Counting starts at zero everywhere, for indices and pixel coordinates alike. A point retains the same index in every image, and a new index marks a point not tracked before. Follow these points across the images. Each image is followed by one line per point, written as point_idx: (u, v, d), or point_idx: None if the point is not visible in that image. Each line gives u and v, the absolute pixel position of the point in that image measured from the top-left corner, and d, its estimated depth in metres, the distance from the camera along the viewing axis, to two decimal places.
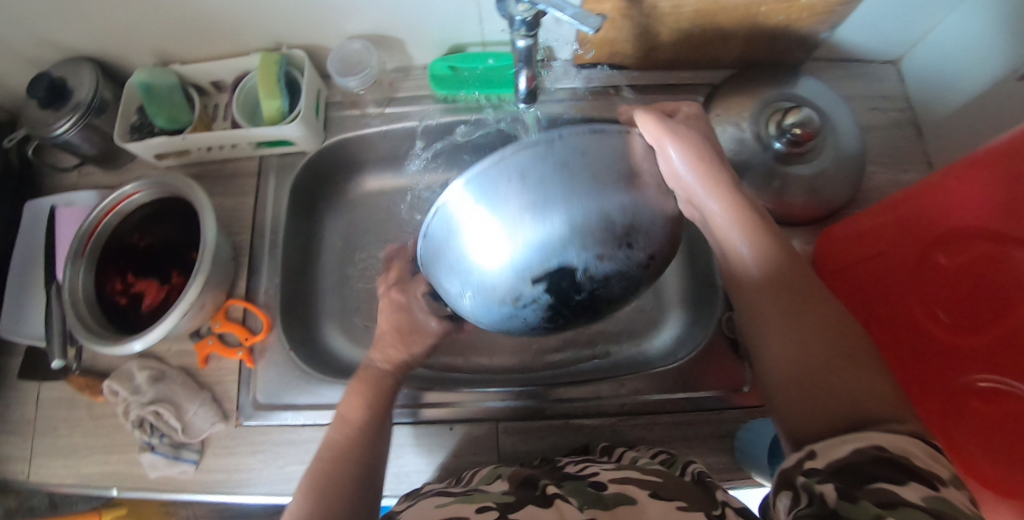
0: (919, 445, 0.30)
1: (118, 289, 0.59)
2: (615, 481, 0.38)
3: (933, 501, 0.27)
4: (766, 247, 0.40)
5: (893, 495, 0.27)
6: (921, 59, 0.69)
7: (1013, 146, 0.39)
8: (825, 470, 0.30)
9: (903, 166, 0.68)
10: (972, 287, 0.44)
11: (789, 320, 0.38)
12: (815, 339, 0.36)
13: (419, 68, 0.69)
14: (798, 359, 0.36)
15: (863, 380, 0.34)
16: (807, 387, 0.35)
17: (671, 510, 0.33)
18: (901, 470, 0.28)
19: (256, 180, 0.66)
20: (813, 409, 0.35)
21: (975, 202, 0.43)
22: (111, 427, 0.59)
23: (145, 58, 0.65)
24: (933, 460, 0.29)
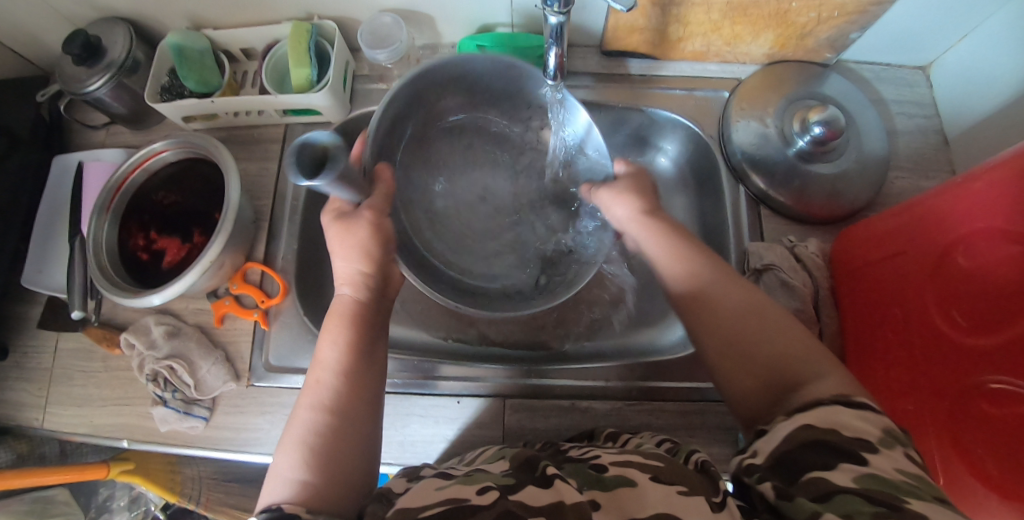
0: (844, 410, 0.31)
1: (141, 245, 0.60)
2: (616, 464, 0.37)
3: (864, 481, 0.27)
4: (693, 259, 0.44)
5: (829, 485, 0.28)
6: (950, 67, 0.69)
7: None
8: (765, 465, 0.31)
9: (928, 173, 0.68)
10: (989, 290, 0.43)
11: (707, 300, 0.41)
12: (737, 312, 0.40)
13: (448, 46, 0.70)
14: (726, 332, 0.40)
15: (784, 340, 0.38)
16: (739, 357, 0.39)
17: (670, 498, 0.31)
18: (835, 453, 0.29)
19: (281, 146, 0.67)
20: (745, 375, 0.38)
21: (998, 205, 0.42)
22: (124, 380, 0.60)
23: (179, 21, 0.66)
24: (859, 422, 0.30)
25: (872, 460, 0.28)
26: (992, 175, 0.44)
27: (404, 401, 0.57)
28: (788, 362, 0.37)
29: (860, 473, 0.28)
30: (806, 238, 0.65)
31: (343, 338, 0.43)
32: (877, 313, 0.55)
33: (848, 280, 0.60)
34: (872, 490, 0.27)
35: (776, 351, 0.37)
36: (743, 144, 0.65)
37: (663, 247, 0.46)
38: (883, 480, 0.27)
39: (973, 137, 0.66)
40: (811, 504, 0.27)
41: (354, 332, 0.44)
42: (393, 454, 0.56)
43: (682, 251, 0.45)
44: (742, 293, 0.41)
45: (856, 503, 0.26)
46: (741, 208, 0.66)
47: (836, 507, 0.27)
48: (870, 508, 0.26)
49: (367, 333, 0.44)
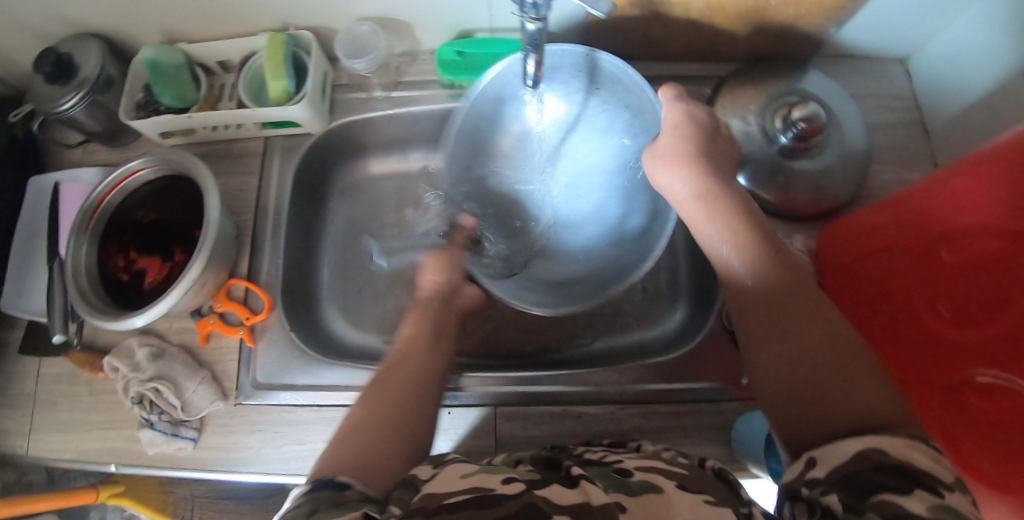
0: (920, 448, 0.28)
1: (121, 266, 0.59)
2: (640, 469, 0.35)
3: (940, 513, 0.25)
4: (770, 272, 0.41)
5: (898, 508, 0.26)
6: (929, 60, 0.69)
7: (1012, 149, 0.40)
8: (826, 479, 0.29)
9: (910, 165, 0.68)
10: (977, 285, 0.43)
11: (788, 322, 0.38)
12: (810, 352, 0.36)
13: (427, 52, 0.69)
14: (793, 368, 0.36)
15: (863, 391, 0.33)
16: (803, 399, 0.35)
17: (697, 504, 0.30)
18: (905, 477, 0.27)
19: (260, 159, 0.66)
20: (807, 419, 0.34)
21: (983, 196, 0.42)
22: (110, 403, 0.59)
23: (152, 35, 0.65)
24: (933, 461, 0.28)
25: (950, 494, 0.26)
26: (975, 164, 0.43)
27: None
28: (860, 417, 0.31)
29: (934, 503, 0.26)
30: (792, 235, 0.65)
31: (416, 322, 0.51)
32: (865, 306, 0.55)
33: (834, 274, 0.60)
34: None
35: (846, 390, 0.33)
36: None
37: (744, 254, 0.42)
38: (955, 509, 0.25)
39: (954, 128, 0.66)
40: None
41: (421, 319, 0.51)
42: None
43: (761, 266, 0.41)
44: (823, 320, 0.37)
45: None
46: None
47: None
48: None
49: (433, 323, 0.51)
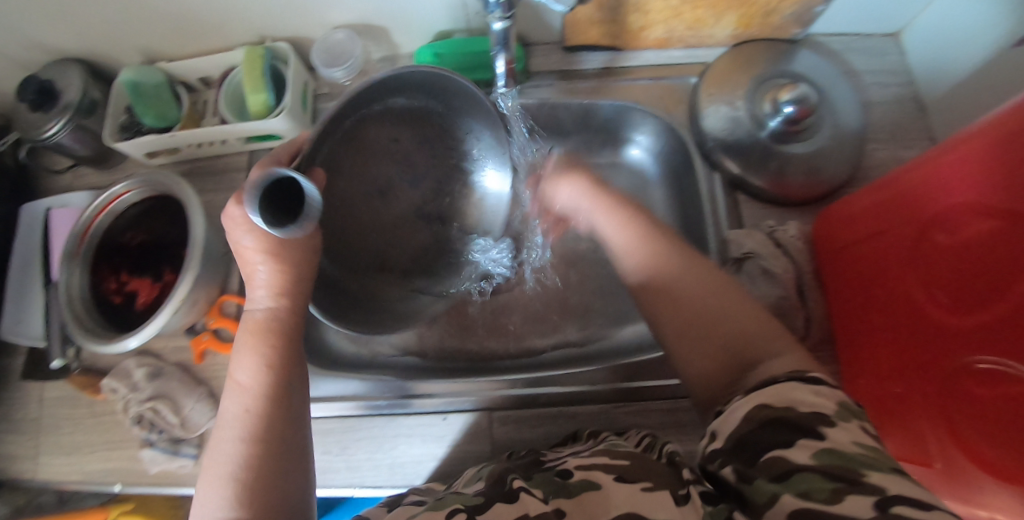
0: (800, 388, 0.34)
1: (113, 288, 0.59)
2: (581, 467, 0.40)
3: (822, 457, 0.30)
4: (650, 244, 0.49)
5: (789, 463, 0.30)
6: (920, 33, 0.67)
7: (1008, 125, 0.38)
8: (724, 450, 0.34)
9: (906, 143, 0.67)
10: (973, 265, 0.42)
11: (672, 293, 0.45)
12: (698, 299, 0.44)
13: (407, 56, 0.68)
14: (684, 315, 0.44)
15: (742, 324, 0.42)
16: (704, 341, 0.42)
17: (634, 494, 0.35)
18: (792, 429, 0.32)
19: (246, 174, 0.66)
20: (707, 356, 0.42)
21: (982, 175, 0.41)
22: (112, 424, 0.60)
23: (133, 56, 0.66)
24: (813, 395, 0.33)
25: (831, 432, 0.31)
26: (973, 142, 0.42)
27: (391, 423, 0.57)
28: (748, 346, 0.40)
29: (816, 448, 0.30)
30: (787, 221, 0.64)
31: (256, 360, 0.42)
32: (862, 291, 0.54)
33: (832, 260, 0.58)
34: (828, 467, 0.29)
35: (724, 331, 0.42)
36: (715, 130, 0.63)
37: (633, 233, 0.50)
38: (840, 451, 0.30)
39: (949, 102, 0.64)
40: (770, 489, 0.30)
41: (266, 349, 0.43)
42: (384, 477, 0.55)
43: (646, 239, 0.49)
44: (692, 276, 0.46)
45: (814, 480, 0.29)
46: (717, 194, 0.65)
47: (795, 485, 0.29)
48: (829, 485, 0.28)
49: (280, 346, 0.44)
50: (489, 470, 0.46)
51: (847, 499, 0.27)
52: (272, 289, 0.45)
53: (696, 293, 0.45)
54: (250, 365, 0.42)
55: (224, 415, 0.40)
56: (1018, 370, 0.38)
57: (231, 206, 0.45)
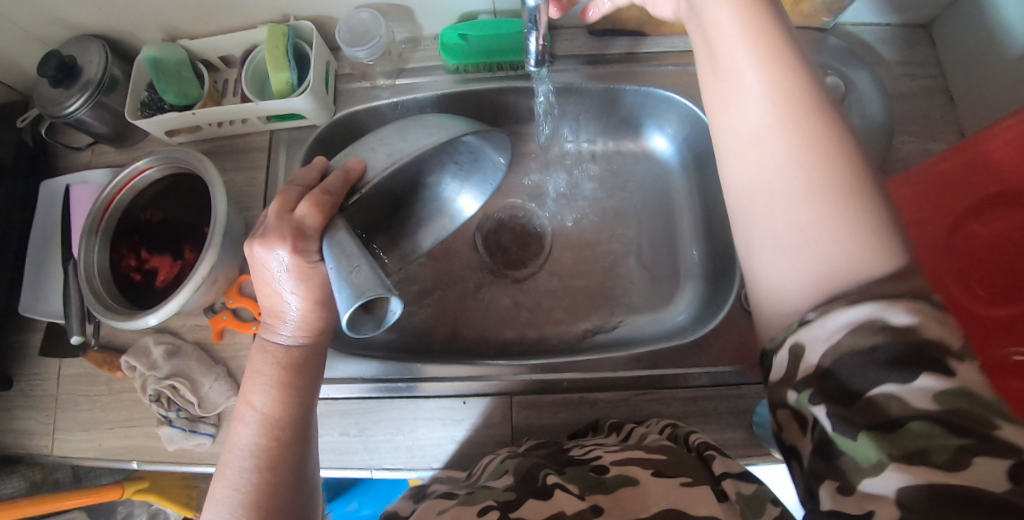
0: (926, 313, 0.24)
1: (133, 265, 0.59)
2: (616, 463, 0.40)
3: (949, 399, 0.23)
4: (777, 61, 0.31)
5: (904, 408, 0.24)
6: (953, 23, 0.66)
7: None
8: (809, 382, 0.27)
9: (935, 135, 0.65)
10: (1005, 255, 0.44)
11: (783, 152, 0.30)
12: (819, 169, 0.29)
13: (429, 38, 0.67)
14: (793, 190, 0.30)
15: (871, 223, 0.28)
16: (809, 236, 0.29)
17: (671, 489, 0.35)
18: (919, 362, 0.24)
19: (267, 154, 0.65)
20: (797, 259, 0.29)
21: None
22: (129, 402, 0.60)
23: (154, 32, 0.65)
24: (942, 324, 0.24)
25: (961, 367, 0.23)
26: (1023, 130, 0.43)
27: (410, 406, 0.57)
28: (865, 257, 0.27)
29: (936, 388, 0.23)
30: None
31: (280, 392, 0.43)
32: None
33: None
34: (956, 414, 0.23)
35: (853, 239, 0.28)
36: None
37: (755, 48, 0.32)
38: (974, 393, 0.23)
39: (980, 94, 0.63)
40: (874, 450, 0.24)
41: (289, 384, 0.43)
42: (402, 459, 0.55)
43: (773, 57, 0.31)
44: (835, 143, 0.29)
45: (931, 433, 0.23)
46: None
47: (906, 442, 0.23)
48: (951, 441, 0.22)
49: (304, 383, 0.44)
50: (515, 463, 0.46)
51: (976, 462, 0.22)
52: (302, 328, 0.45)
53: (836, 176, 0.29)
54: (269, 393, 0.43)
55: (240, 446, 0.41)
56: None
57: (276, 252, 0.41)
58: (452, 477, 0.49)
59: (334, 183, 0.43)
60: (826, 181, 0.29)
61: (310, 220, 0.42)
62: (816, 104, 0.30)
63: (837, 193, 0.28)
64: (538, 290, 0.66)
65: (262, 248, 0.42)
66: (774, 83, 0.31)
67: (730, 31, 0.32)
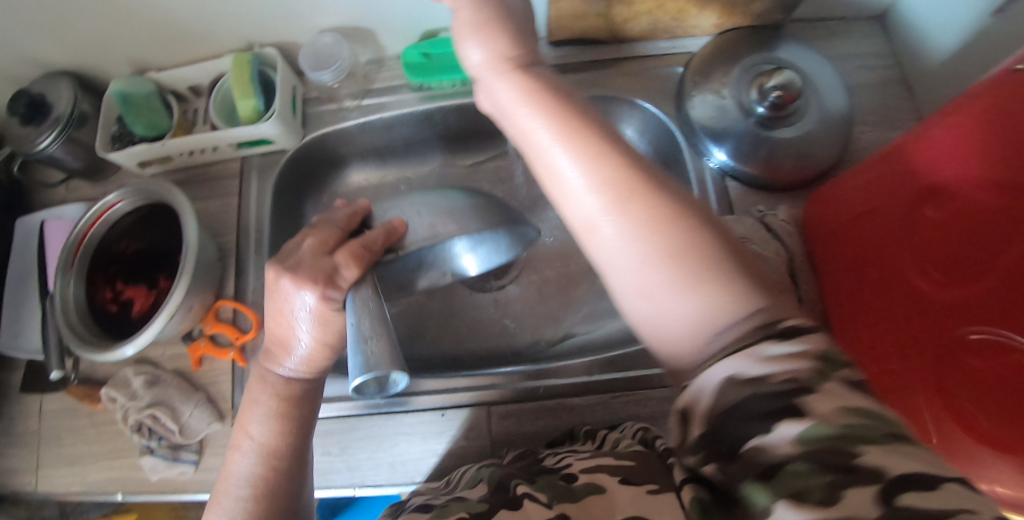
0: (773, 348, 0.26)
1: (109, 297, 0.60)
2: (585, 471, 0.41)
3: (808, 439, 0.23)
4: (588, 152, 0.33)
5: (773, 456, 0.24)
6: (905, 15, 0.68)
7: (993, 101, 0.40)
8: (698, 444, 0.28)
9: (894, 124, 0.67)
10: (954, 241, 0.44)
11: (626, 225, 0.31)
12: (663, 235, 0.30)
13: (394, 58, 0.69)
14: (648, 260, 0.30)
15: (724, 272, 0.29)
16: (673, 302, 0.30)
17: (638, 497, 0.36)
18: (772, 407, 0.25)
19: (239, 181, 0.66)
20: (669, 323, 0.30)
21: (967, 147, 0.42)
22: (112, 433, 0.60)
23: (123, 66, 0.67)
24: (792, 362, 0.26)
25: (813, 402, 0.24)
26: (971, 107, 0.43)
27: (391, 421, 0.57)
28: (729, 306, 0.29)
29: (796, 430, 0.24)
30: (777, 206, 0.65)
31: (278, 425, 0.42)
32: (855, 273, 0.54)
33: (823, 242, 0.60)
34: (820, 449, 0.23)
35: (713, 289, 0.29)
36: (703, 119, 0.63)
37: (566, 142, 0.34)
38: (830, 427, 0.23)
39: (935, 82, 0.64)
40: (761, 496, 0.24)
41: (289, 415, 0.42)
42: (385, 475, 0.55)
43: (585, 148, 0.33)
44: (665, 208, 0.31)
45: (804, 473, 0.23)
46: (706, 184, 0.66)
47: (786, 485, 0.23)
48: (822, 477, 0.22)
49: (303, 415, 0.43)
50: (489, 472, 0.48)
51: (846, 494, 0.21)
52: (306, 365, 0.44)
53: (676, 235, 0.30)
54: (268, 423, 0.41)
55: (236, 475, 0.40)
56: (1014, 341, 0.38)
57: (302, 296, 0.41)
58: (433, 489, 0.50)
59: (375, 239, 0.48)
60: (673, 244, 0.30)
61: (347, 272, 0.43)
62: (637, 173, 0.32)
63: (684, 258, 0.30)
64: (515, 299, 0.67)
65: (291, 286, 0.42)
66: (598, 175, 0.32)
67: (547, 139, 0.35)
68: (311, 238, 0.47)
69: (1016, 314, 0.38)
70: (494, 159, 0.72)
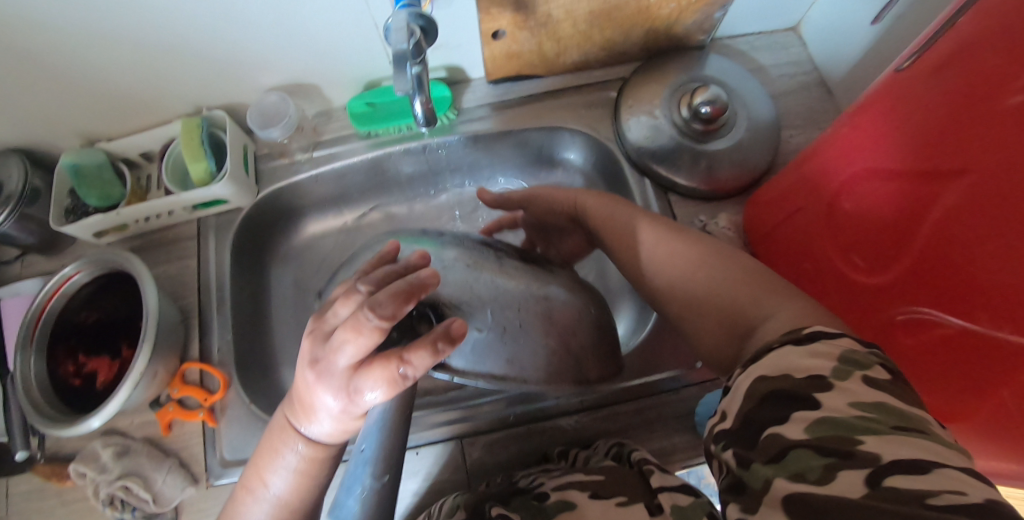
0: (797, 351, 0.30)
1: (71, 371, 0.59)
2: (557, 489, 0.42)
3: (818, 430, 0.27)
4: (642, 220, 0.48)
5: (785, 440, 0.27)
6: (815, 24, 0.73)
7: (888, 91, 0.44)
8: (728, 432, 0.31)
9: (819, 125, 0.71)
10: (872, 226, 0.47)
11: (671, 262, 0.43)
12: (701, 267, 0.41)
13: (340, 108, 0.71)
14: (690, 286, 0.41)
15: (745, 287, 0.38)
16: (708, 311, 0.39)
17: (608, 510, 0.37)
18: (788, 400, 0.28)
19: (197, 241, 0.67)
20: (714, 330, 0.39)
21: (869, 143, 0.46)
22: (84, 510, 0.59)
23: (72, 139, 0.67)
24: (811, 357, 0.29)
25: (826, 399, 0.27)
26: (870, 109, 0.47)
27: None
28: (749, 312, 0.36)
29: (809, 420, 0.27)
30: (717, 214, 0.68)
31: (299, 481, 0.41)
32: (795, 268, 0.58)
33: (763, 242, 0.63)
34: (827, 440, 0.26)
35: (737, 291, 0.38)
36: (639, 140, 0.67)
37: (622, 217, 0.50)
38: (837, 420, 0.27)
39: (850, 83, 0.69)
40: (765, 470, 0.27)
41: (309, 475, 0.41)
42: None
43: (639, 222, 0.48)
44: (699, 249, 0.43)
45: (806, 456, 0.26)
46: (651, 201, 0.68)
47: (790, 466, 0.27)
48: (821, 462, 0.26)
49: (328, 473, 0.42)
50: (466, 498, 0.49)
51: (840, 475, 0.25)
52: (329, 438, 0.40)
53: (708, 262, 0.41)
54: (285, 480, 0.41)
55: None
56: (938, 317, 0.41)
57: (322, 400, 0.36)
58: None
59: (420, 349, 0.34)
60: (705, 265, 0.41)
61: (371, 394, 0.35)
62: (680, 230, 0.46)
63: (713, 270, 0.41)
64: None
65: (315, 386, 0.36)
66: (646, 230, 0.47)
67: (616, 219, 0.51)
68: (345, 325, 0.34)
69: (930, 293, 0.42)
70: (449, 195, 0.76)
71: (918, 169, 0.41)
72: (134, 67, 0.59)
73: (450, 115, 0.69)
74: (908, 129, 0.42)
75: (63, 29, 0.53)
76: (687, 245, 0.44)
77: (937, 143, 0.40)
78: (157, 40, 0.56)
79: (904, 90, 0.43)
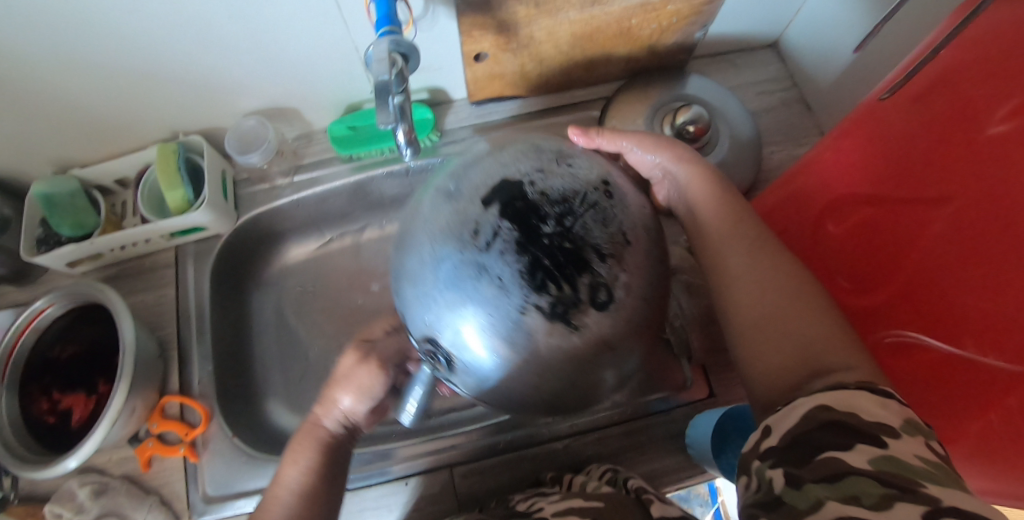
0: (869, 398, 0.29)
1: (45, 408, 0.57)
2: (558, 515, 0.41)
3: (881, 464, 0.26)
4: (718, 212, 0.44)
5: (843, 464, 0.27)
6: (793, 42, 0.74)
7: (869, 118, 0.45)
8: (776, 450, 0.30)
9: (799, 141, 0.72)
10: (864, 248, 0.47)
11: (727, 277, 0.40)
12: (768, 284, 0.38)
13: (321, 131, 0.71)
14: (755, 302, 0.38)
15: (814, 321, 0.36)
16: (765, 329, 0.37)
17: None
18: (848, 432, 0.28)
19: (175, 270, 0.65)
20: (769, 349, 0.36)
21: (852, 168, 0.47)
22: None
23: (43, 167, 0.65)
24: (882, 409, 0.29)
25: (894, 443, 0.27)
26: (846, 139, 0.47)
27: (355, 498, 0.57)
28: (822, 350, 0.34)
29: (871, 454, 0.27)
30: None
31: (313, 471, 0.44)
32: None
33: None
34: (888, 473, 0.26)
35: (806, 324, 0.36)
36: None
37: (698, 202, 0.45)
38: (900, 460, 0.26)
39: (828, 101, 0.70)
40: (816, 491, 0.27)
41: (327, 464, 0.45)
42: None
43: (719, 217, 0.44)
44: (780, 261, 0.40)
45: (865, 484, 0.26)
46: None
47: (844, 489, 0.26)
48: (879, 490, 0.26)
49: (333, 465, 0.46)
50: None
51: (898, 507, 0.25)
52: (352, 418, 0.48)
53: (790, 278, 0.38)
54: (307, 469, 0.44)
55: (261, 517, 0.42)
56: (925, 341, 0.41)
57: (344, 397, 0.47)
58: None
59: None
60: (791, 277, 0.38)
61: None
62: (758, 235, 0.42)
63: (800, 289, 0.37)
64: None
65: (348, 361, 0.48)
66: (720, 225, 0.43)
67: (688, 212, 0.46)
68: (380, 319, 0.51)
69: (916, 318, 0.42)
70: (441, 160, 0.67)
71: (905, 194, 0.42)
72: (107, 93, 0.57)
73: (431, 138, 0.69)
74: (894, 155, 0.42)
75: (32, 60, 0.51)
76: (762, 254, 0.40)
77: (923, 171, 0.40)
78: (130, 67, 0.55)
79: (887, 120, 0.43)
